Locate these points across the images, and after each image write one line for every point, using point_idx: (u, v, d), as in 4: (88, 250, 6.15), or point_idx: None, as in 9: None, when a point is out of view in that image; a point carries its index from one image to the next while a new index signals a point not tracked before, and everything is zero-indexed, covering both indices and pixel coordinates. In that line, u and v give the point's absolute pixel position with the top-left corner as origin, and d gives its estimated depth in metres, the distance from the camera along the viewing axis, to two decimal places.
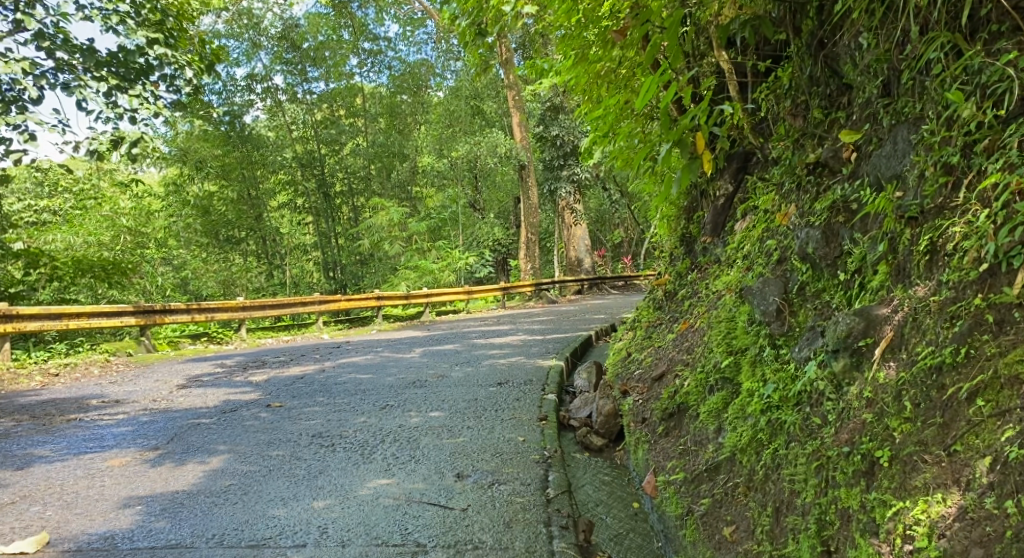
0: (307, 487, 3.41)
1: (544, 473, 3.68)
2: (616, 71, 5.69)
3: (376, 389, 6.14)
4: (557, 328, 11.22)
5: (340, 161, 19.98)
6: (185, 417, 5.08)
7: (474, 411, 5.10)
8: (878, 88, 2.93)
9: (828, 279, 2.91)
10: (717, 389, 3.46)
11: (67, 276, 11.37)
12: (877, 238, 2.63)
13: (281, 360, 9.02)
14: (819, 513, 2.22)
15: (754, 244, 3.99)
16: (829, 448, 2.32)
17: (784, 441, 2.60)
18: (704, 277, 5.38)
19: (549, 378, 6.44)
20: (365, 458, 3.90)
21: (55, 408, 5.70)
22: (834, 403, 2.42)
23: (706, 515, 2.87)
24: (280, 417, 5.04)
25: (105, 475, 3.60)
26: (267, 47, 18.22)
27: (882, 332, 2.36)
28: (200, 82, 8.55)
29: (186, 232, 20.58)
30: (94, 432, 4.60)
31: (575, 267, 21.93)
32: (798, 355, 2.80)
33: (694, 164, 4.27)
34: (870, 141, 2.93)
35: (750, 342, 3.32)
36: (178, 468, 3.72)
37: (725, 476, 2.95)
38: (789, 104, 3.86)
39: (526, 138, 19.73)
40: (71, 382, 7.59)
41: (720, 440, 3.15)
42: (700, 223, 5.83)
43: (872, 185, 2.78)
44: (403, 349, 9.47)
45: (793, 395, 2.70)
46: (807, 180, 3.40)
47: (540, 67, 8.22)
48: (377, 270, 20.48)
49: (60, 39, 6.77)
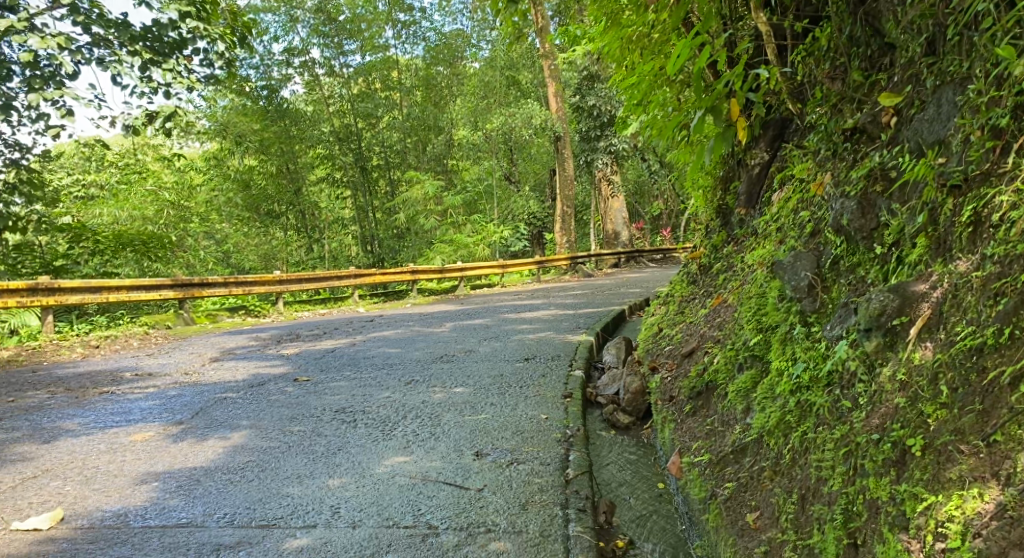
0: (324, 464, 3.39)
1: (565, 453, 3.60)
2: (649, 36, 5.46)
3: (403, 364, 6.12)
4: (590, 302, 11.08)
5: (376, 134, 20.00)
6: (212, 392, 5.12)
7: (499, 388, 5.04)
8: (922, 46, 2.74)
9: (863, 253, 2.73)
10: (746, 368, 3.31)
11: (109, 250, 11.59)
12: (917, 208, 2.44)
13: (314, 333, 9.09)
14: (846, 503, 2.09)
15: (788, 216, 3.80)
16: (858, 433, 2.17)
17: (812, 424, 2.46)
18: (739, 250, 5.19)
19: (578, 353, 6.35)
20: (386, 434, 3.86)
21: (89, 380, 5.82)
22: (865, 386, 2.26)
23: (730, 500, 2.75)
24: (306, 391, 5.05)
25: (126, 451, 3.63)
26: (304, 20, 18.21)
27: (918, 310, 2.18)
28: (233, 56, 8.53)
29: (227, 207, 20.66)
30: (122, 406, 4.67)
31: (612, 240, 21.72)
32: (829, 334, 2.63)
33: (728, 132, 4.05)
34: (912, 104, 2.73)
35: (781, 319, 3.14)
36: (198, 444, 3.74)
37: (751, 459, 2.82)
38: (828, 66, 3.64)
39: (562, 109, 19.38)
40: (110, 355, 7.75)
41: (748, 421, 3.02)
42: (736, 194, 5.61)
43: (914, 151, 2.59)
44: (435, 323, 9.44)
45: (823, 376, 2.55)
46: (845, 148, 3.19)
47: (574, 33, 7.96)
48: (414, 244, 20.44)
49: (95, 14, 6.79)
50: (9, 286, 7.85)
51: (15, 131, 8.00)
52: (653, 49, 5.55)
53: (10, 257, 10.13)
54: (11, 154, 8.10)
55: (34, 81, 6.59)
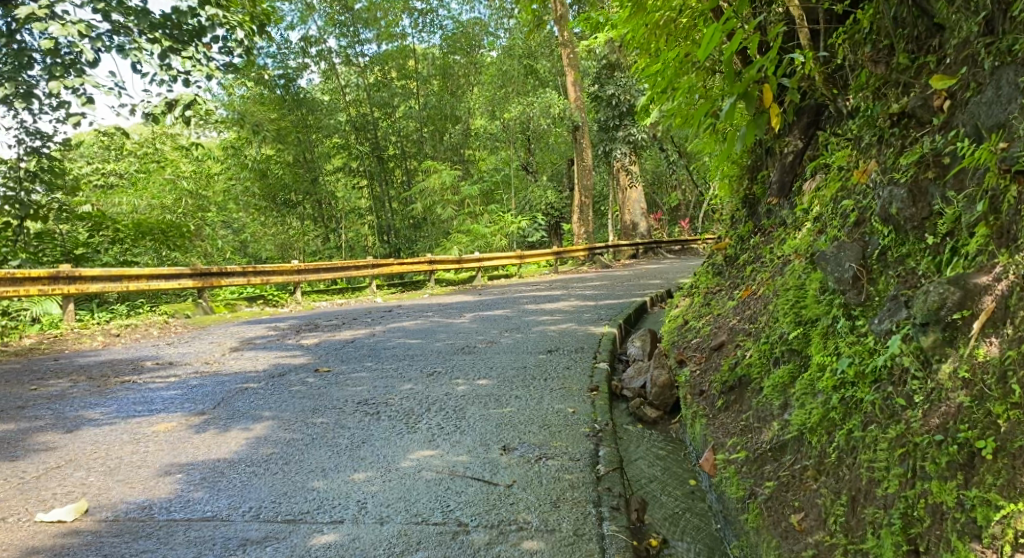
0: (349, 457, 3.32)
1: (594, 447, 3.51)
2: (676, 20, 5.32)
3: (424, 355, 6.05)
4: (610, 293, 10.94)
5: (393, 124, 20.03)
6: (233, 382, 5.07)
7: (522, 380, 4.95)
8: (980, 26, 2.60)
9: (913, 243, 2.60)
10: (783, 362, 3.20)
11: (129, 239, 11.69)
12: (975, 196, 2.32)
13: (334, 323, 9.04)
14: (905, 508, 1.98)
15: (827, 205, 3.66)
16: (916, 433, 2.06)
17: (861, 423, 2.35)
18: (768, 241, 5.06)
19: (601, 345, 6.24)
20: (410, 427, 3.78)
21: (111, 369, 5.80)
22: (922, 383, 2.15)
23: (771, 500, 2.64)
24: (327, 382, 4.99)
25: (149, 441, 3.59)
26: (320, 10, 18.15)
27: (981, 304, 2.07)
28: (252, 44, 8.47)
29: (245, 196, 20.99)
30: (144, 395, 4.63)
31: (629, 231, 21.57)
32: (877, 328, 2.51)
33: (761, 119, 3.92)
34: (967, 87, 2.59)
35: (822, 313, 3.02)
36: (222, 435, 3.69)
37: (792, 457, 2.72)
38: (869, 50, 3.49)
39: (581, 98, 19.13)
40: (131, 343, 7.75)
41: (786, 418, 2.91)
42: (765, 183, 5.47)
43: (971, 135, 2.46)
44: (454, 313, 9.34)
45: (870, 372, 2.45)
46: (891, 133, 3.05)
47: (596, 20, 7.81)
48: (431, 234, 20.39)
49: (115, 1, 6.75)
50: (31, 274, 7.86)
51: (36, 119, 7.97)
52: (680, 34, 5.42)
53: (32, 245, 10.16)
54: (32, 142, 8.11)
55: (55, 68, 6.56)
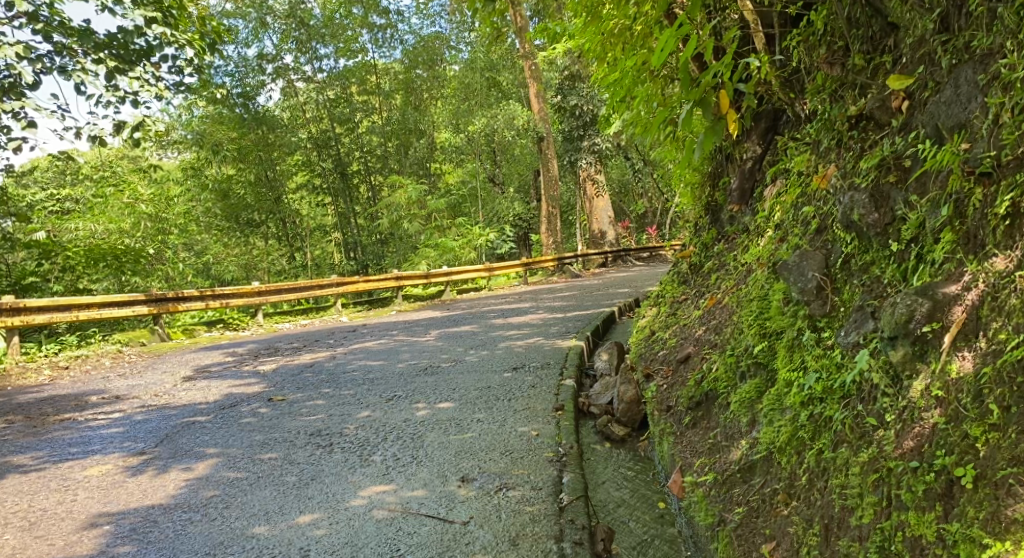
0: (295, 498, 3.12)
1: (557, 474, 3.34)
2: (631, 28, 5.19)
3: (385, 378, 5.81)
4: (578, 304, 10.78)
5: (355, 139, 19.91)
6: (180, 415, 4.80)
7: (485, 402, 4.76)
8: (935, 22, 2.51)
9: (876, 250, 2.48)
10: (749, 377, 3.07)
11: (81, 266, 11.10)
12: (939, 201, 2.21)
13: (295, 346, 8.76)
14: (881, 541, 1.86)
15: (788, 211, 3.55)
16: (889, 457, 1.93)
17: (831, 442, 2.23)
18: (731, 248, 4.97)
19: (568, 360, 6.08)
20: (364, 460, 3.57)
21: (51, 406, 5.47)
22: (893, 401, 2.02)
23: (741, 527, 2.49)
24: (280, 412, 4.75)
25: (79, 488, 3.36)
26: (275, 27, 17.77)
27: (951, 315, 1.94)
28: (203, 62, 8.16)
29: (207, 217, 19.97)
30: (82, 435, 4.35)
31: (598, 240, 21.48)
32: (844, 341, 2.39)
33: (718, 126, 3.81)
34: (925, 87, 2.49)
35: (786, 325, 2.88)
36: (160, 477, 3.46)
37: (761, 478, 2.58)
38: (825, 51, 3.39)
39: (545, 109, 18.75)
40: (80, 376, 7.38)
41: (755, 436, 2.78)
42: (726, 190, 5.38)
43: (932, 137, 2.35)
44: (419, 332, 9.10)
45: (839, 387, 2.32)
46: (850, 136, 2.94)
47: (553, 31, 7.65)
48: (399, 249, 20.17)
49: (55, 21, 6.43)
50: None
51: None
52: (635, 43, 5.29)
53: None
54: None
55: None
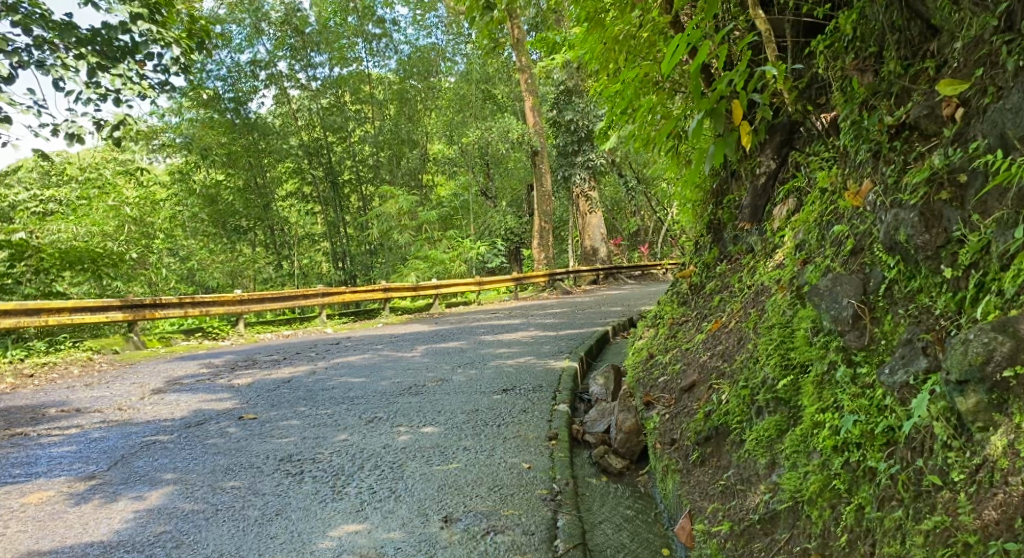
0: (256, 537, 2.76)
1: (552, 516, 3.00)
2: (637, 35, 4.85)
3: (366, 397, 5.43)
4: (570, 322, 10.43)
5: (347, 148, 19.36)
6: (141, 433, 4.42)
7: (472, 427, 4.40)
8: (998, 20, 2.24)
9: (925, 277, 2.18)
10: (768, 413, 2.72)
11: (55, 269, 10.61)
12: (1011, 222, 1.93)
13: (274, 359, 8.35)
14: None
15: (811, 229, 3.22)
16: (965, 529, 1.68)
17: (881, 501, 1.93)
18: (737, 268, 4.67)
19: (561, 383, 5.73)
20: (337, 493, 3.21)
21: (4, 420, 5.06)
22: (961, 457, 1.76)
23: None
24: (250, 432, 4.37)
25: (12, 519, 2.98)
26: (269, 33, 17.35)
27: None
28: (190, 62, 7.78)
29: (192, 222, 19.39)
30: (29, 454, 3.96)
31: (591, 256, 20.97)
32: (889, 381, 2.07)
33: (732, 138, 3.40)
34: (984, 92, 2.22)
35: (815, 356, 2.55)
36: (105, 507, 3.08)
37: (786, 533, 2.25)
38: (853, 57, 3.09)
39: (540, 123, 18.18)
40: (43, 386, 6.92)
41: (775, 481, 2.44)
42: (732, 209, 5.06)
43: (995, 147, 2.07)
44: (405, 347, 8.69)
45: (886, 434, 2.01)
46: (889, 148, 2.62)
47: (552, 40, 7.32)
48: (389, 260, 19.46)
49: (35, 14, 6.07)
50: None
51: None
52: (640, 52, 4.88)
53: None
54: None
55: None
